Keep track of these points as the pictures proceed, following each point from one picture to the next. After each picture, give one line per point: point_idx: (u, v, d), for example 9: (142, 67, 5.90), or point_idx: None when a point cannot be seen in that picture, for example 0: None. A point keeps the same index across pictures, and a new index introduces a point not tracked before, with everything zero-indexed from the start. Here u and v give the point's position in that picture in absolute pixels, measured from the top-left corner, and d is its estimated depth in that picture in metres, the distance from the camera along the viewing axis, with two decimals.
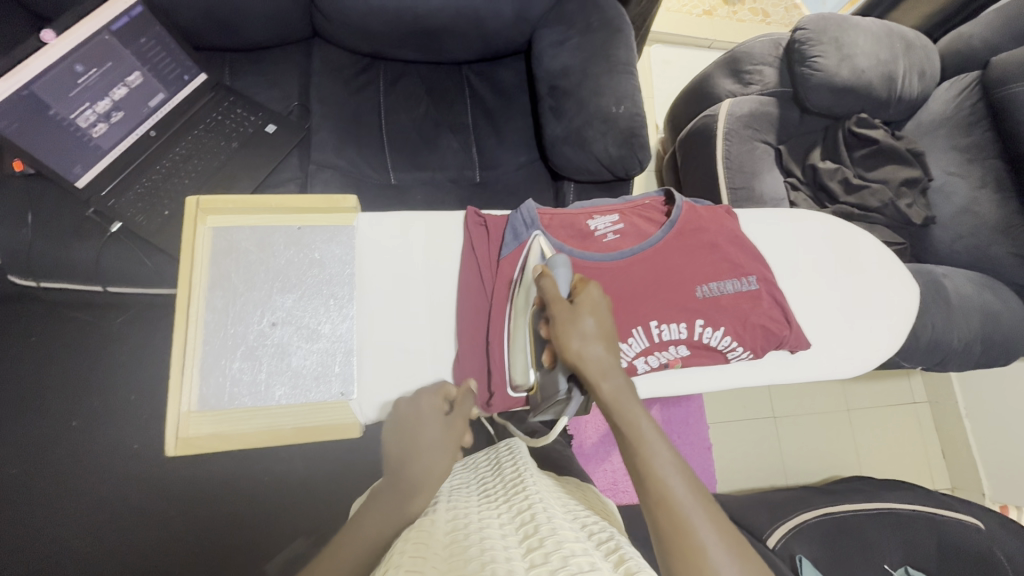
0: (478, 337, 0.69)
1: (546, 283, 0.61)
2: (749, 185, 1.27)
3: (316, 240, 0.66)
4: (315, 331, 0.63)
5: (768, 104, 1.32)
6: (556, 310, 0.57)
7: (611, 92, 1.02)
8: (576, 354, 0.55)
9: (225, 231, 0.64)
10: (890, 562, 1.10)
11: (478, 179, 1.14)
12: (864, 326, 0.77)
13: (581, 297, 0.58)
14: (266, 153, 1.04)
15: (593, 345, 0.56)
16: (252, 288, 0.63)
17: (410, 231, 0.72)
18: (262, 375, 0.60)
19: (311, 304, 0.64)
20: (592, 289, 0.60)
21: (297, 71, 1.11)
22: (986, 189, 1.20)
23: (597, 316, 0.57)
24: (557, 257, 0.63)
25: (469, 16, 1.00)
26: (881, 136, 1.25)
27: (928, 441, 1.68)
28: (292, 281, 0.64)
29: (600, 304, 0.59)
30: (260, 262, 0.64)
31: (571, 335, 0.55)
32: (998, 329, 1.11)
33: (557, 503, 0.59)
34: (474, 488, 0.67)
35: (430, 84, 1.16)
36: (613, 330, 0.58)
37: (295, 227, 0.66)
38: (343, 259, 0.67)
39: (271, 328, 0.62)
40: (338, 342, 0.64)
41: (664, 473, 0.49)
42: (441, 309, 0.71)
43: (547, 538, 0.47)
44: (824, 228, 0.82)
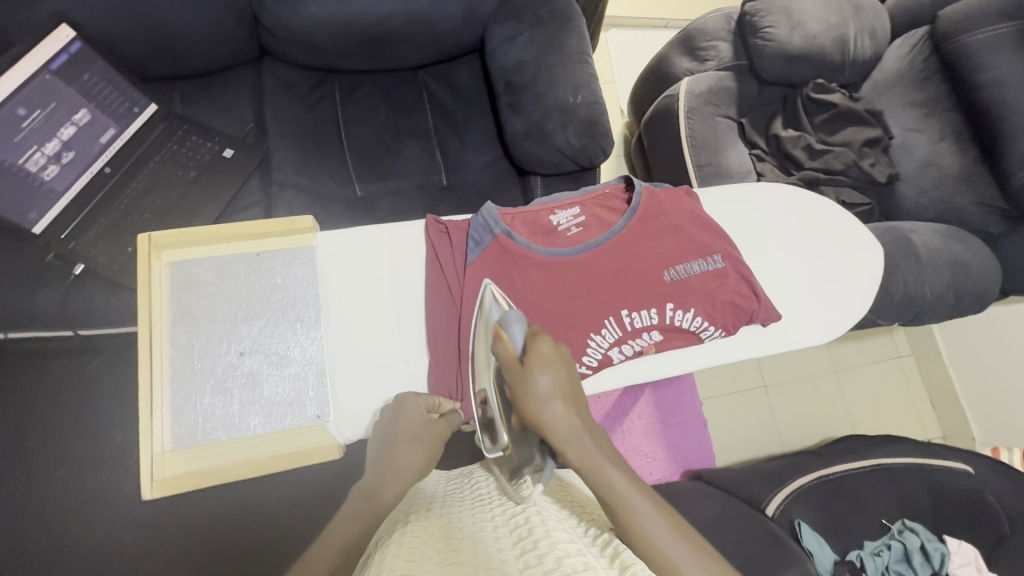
0: (449, 349, 0.67)
1: (501, 347, 0.57)
2: (715, 161, 1.27)
3: (277, 264, 0.65)
4: (284, 356, 0.63)
5: (725, 79, 1.33)
6: (511, 375, 0.54)
7: (567, 83, 1.03)
8: (536, 420, 0.53)
9: (183, 265, 0.63)
10: (888, 516, 1.14)
11: (445, 182, 1.13)
12: (834, 292, 0.78)
13: (532, 360, 0.53)
14: (225, 180, 1.02)
15: (553, 407, 0.53)
16: (216, 320, 0.62)
17: (370, 245, 0.71)
18: (235, 407, 0.60)
19: (277, 330, 0.63)
20: (544, 343, 0.55)
21: (250, 93, 1.10)
22: (946, 142, 1.23)
23: (549, 372, 0.53)
24: (510, 312, 0.59)
25: (418, 20, 1.00)
26: (838, 99, 1.26)
27: (915, 393, 1.71)
28: (257, 309, 0.63)
29: (553, 359, 0.55)
30: (222, 293, 0.63)
31: (528, 402, 0.53)
32: (969, 278, 1.13)
33: (554, 506, 0.59)
34: (469, 493, 0.67)
35: (387, 92, 1.15)
36: (574, 383, 0.55)
37: (255, 254, 0.65)
38: (306, 280, 0.66)
39: (240, 358, 0.61)
40: (309, 365, 0.63)
41: (647, 527, 0.52)
42: (410, 321, 0.70)
43: (541, 540, 0.47)
44: (790, 197, 0.83)
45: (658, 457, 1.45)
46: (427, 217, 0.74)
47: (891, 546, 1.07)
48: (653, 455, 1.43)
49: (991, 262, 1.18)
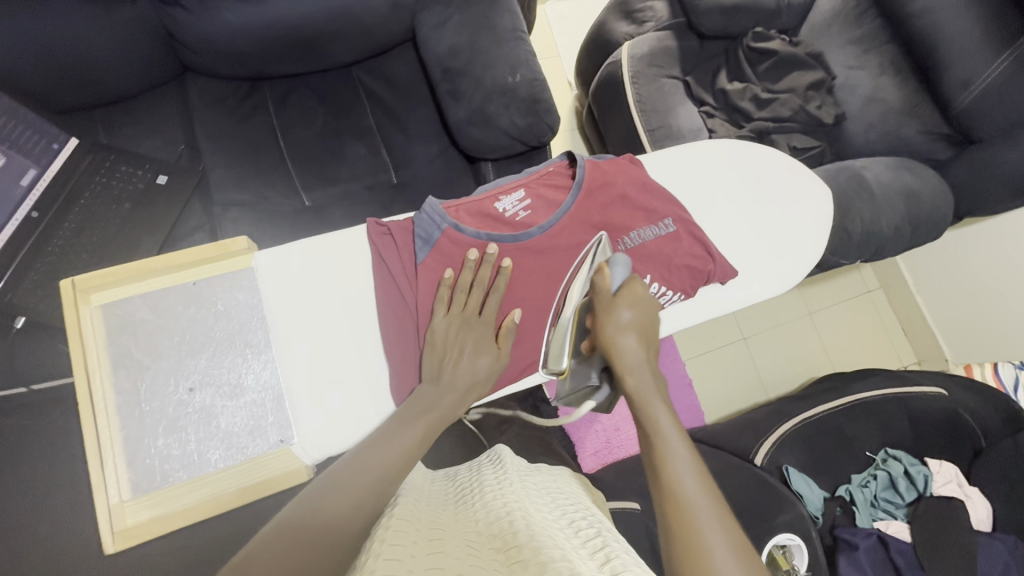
0: (407, 353, 0.65)
1: (599, 277, 0.64)
2: (666, 124, 1.27)
3: (216, 291, 0.62)
4: (237, 386, 0.61)
5: (666, 39, 1.31)
6: (601, 301, 0.62)
7: (504, 63, 1.00)
8: (609, 342, 0.60)
9: (115, 305, 0.60)
10: (871, 448, 1.17)
11: (395, 180, 1.11)
12: (789, 239, 0.79)
13: (625, 293, 0.62)
14: (163, 208, 0.96)
15: (628, 336, 0.60)
16: (158, 359, 0.59)
17: (312, 257, 0.67)
18: (192, 445, 0.58)
19: (225, 359, 0.61)
20: (640, 288, 0.64)
21: (176, 113, 1.04)
22: (886, 76, 1.24)
23: (634, 310, 0.61)
24: (615, 254, 0.65)
25: (342, 15, 0.96)
26: (777, 46, 1.26)
27: (888, 325, 1.76)
28: (201, 341, 0.61)
29: (642, 302, 0.63)
30: (161, 329, 0.60)
31: (608, 323, 0.61)
32: (922, 207, 1.15)
33: (539, 510, 0.60)
34: (451, 496, 0.66)
35: (323, 94, 1.11)
36: (652, 331, 0.62)
37: (190, 283, 0.62)
38: (249, 303, 0.63)
39: (190, 395, 0.59)
40: (265, 391, 0.61)
41: (679, 472, 0.50)
42: (363, 331, 0.66)
43: (526, 545, 0.46)
44: (739, 149, 0.82)
45: None
46: (368, 221, 0.70)
47: (877, 476, 1.11)
48: None
49: (942, 188, 1.20)
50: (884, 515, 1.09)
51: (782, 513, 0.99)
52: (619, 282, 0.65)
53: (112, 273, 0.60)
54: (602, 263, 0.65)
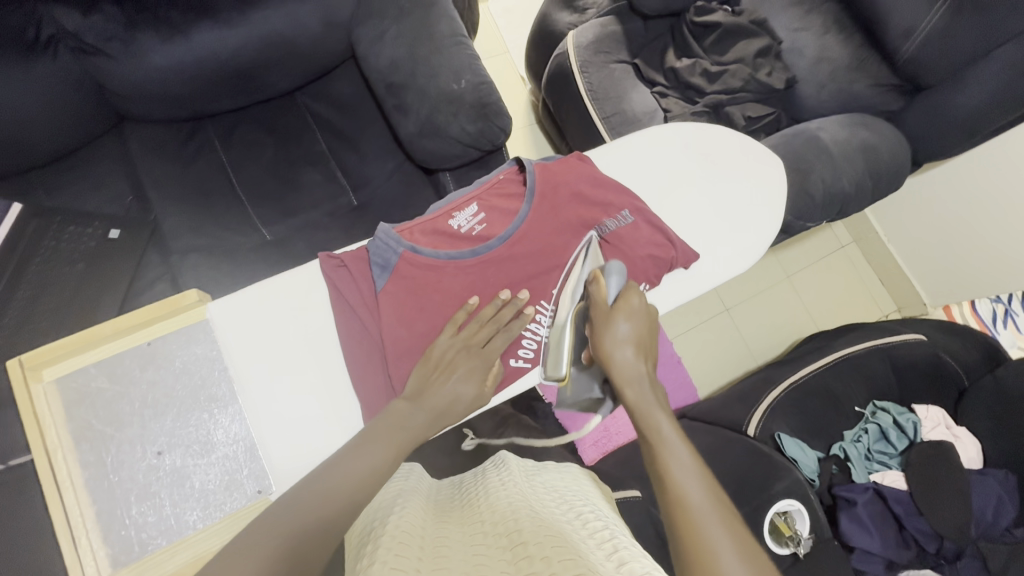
0: (377, 384, 0.64)
1: (595, 288, 0.65)
2: (620, 110, 1.26)
3: (172, 348, 0.61)
4: (207, 443, 0.60)
5: (610, 24, 1.30)
6: (599, 312, 0.64)
7: (447, 71, 0.98)
8: (608, 356, 0.62)
9: (68, 379, 0.58)
10: (858, 403, 1.19)
11: (355, 202, 1.09)
12: (746, 216, 0.79)
13: (621, 304, 0.63)
14: (118, 263, 0.95)
15: (626, 349, 0.62)
16: (121, 427, 0.58)
17: (267, 301, 0.66)
18: (168, 509, 0.57)
19: (190, 418, 0.60)
20: (635, 296, 0.65)
21: (120, 164, 1.02)
22: (831, 34, 1.25)
23: (632, 322, 0.63)
24: (611, 262, 0.66)
25: (277, 41, 0.96)
26: (720, 18, 1.26)
27: (865, 276, 1.79)
28: (163, 403, 0.60)
29: (639, 312, 0.64)
30: (119, 396, 0.59)
31: (606, 337, 0.62)
32: (881, 160, 1.16)
33: (544, 506, 0.60)
34: (455, 503, 0.67)
35: (269, 124, 1.09)
36: (648, 340, 0.64)
37: (145, 344, 0.60)
38: (208, 356, 0.62)
39: (159, 458, 0.58)
40: (237, 443, 0.61)
41: (679, 477, 0.53)
42: (331, 368, 0.65)
43: (530, 543, 0.46)
44: (687, 132, 0.81)
45: None
46: (320, 255, 0.69)
47: (868, 429, 1.13)
48: None
49: (897, 138, 1.20)
50: (880, 467, 1.10)
51: (780, 481, 1.00)
52: (615, 290, 0.66)
53: (60, 347, 0.59)
54: (597, 274, 0.66)
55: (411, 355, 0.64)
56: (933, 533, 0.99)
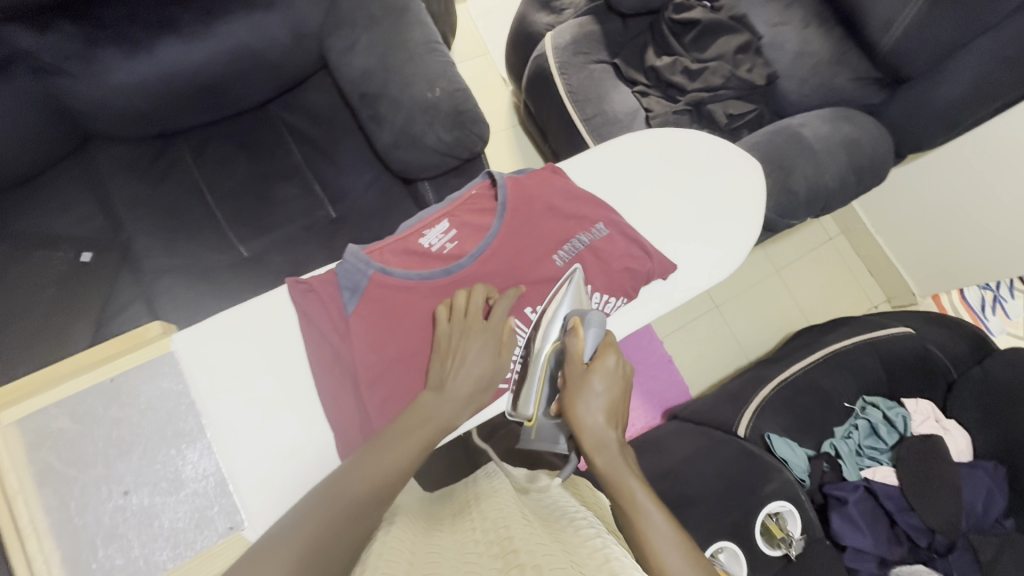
0: (351, 409, 0.63)
1: (573, 342, 0.64)
2: (601, 111, 1.25)
3: (137, 383, 0.59)
4: (176, 479, 0.58)
5: (588, 24, 1.29)
6: (572, 370, 0.64)
7: (421, 79, 0.97)
8: (580, 417, 0.62)
9: (27, 421, 0.56)
10: (849, 399, 1.18)
11: (334, 215, 1.07)
12: (723, 223, 0.78)
13: (597, 365, 0.63)
14: (91, 288, 0.92)
15: (597, 413, 0.62)
16: (85, 467, 0.56)
17: (236, 329, 0.64)
18: (135, 551, 0.55)
19: (158, 454, 0.58)
20: (611, 356, 0.65)
21: (89, 184, 1.00)
22: (811, 28, 1.23)
23: (605, 384, 0.63)
24: (589, 312, 0.65)
25: (246, 53, 0.95)
26: (699, 14, 1.24)
27: (854, 268, 1.79)
28: (129, 440, 0.57)
29: (614, 374, 0.64)
30: (82, 435, 0.56)
31: (579, 398, 0.62)
32: (864, 155, 1.15)
33: (538, 516, 0.59)
34: (449, 515, 0.65)
35: (243, 138, 1.07)
36: (620, 402, 0.64)
37: (106, 379, 0.58)
38: (175, 389, 0.60)
39: (126, 498, 0.56)
40: (207, 477, 0.59)
41: (661, 548, 0.53)
42: (303, 395, 0.64)
43: (521, 551, 0.45)
44: (664, 139, 0.80)
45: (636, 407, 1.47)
46: (289, 279, 0.67)
47: (858, 425, 1.13)
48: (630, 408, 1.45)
49: (880, 132, 1.19)
50: (871, 462, 1.11)
51: (770, 482, 1.00)
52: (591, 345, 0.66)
53: (22, 390, 0.57)
54: (578, 324, 0.65)
55: (384, 380, 0.63)
56: (924, 528, 0.99)
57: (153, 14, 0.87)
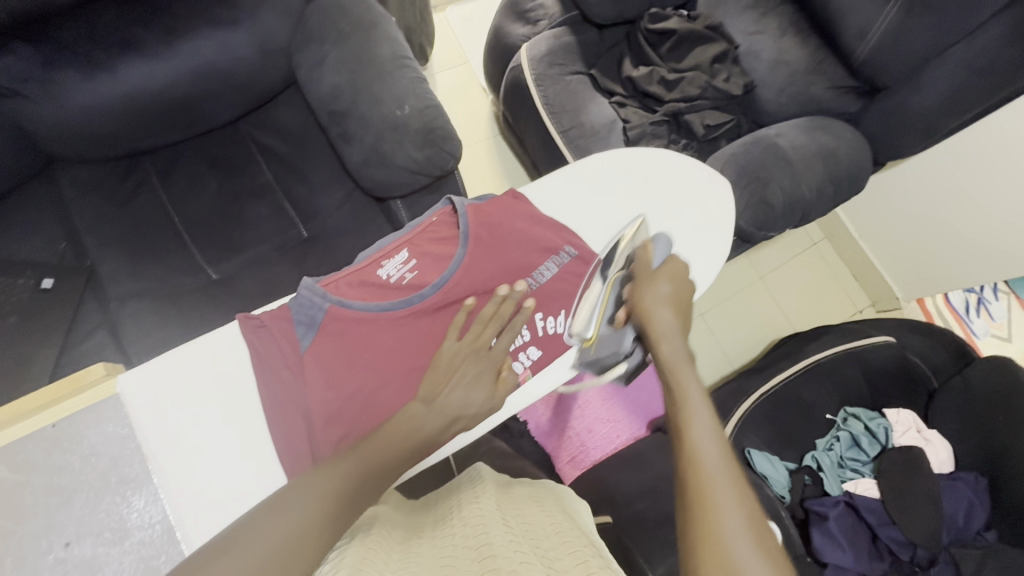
0: (305, 450, 0.61)
1: (643, 250, 0.70)
2: (578, 122, 1.23)
3: (81, 428, 0.56)
4: (121, 528, 0.54)
5: (563, 35, 1.28)
6: (642, 269, 0.67)
7: (390, 97, 0.95)
8: (646, 309, 0.63)
9: None
10: (830, 410, 1.18)
11: (305, 234, 1.05)
12: (694, 243, 0.78)
13: (663, 268, 0.66)
14: (52, 314, 0.90)
15: (664, 308, 0.63)
16: (24, 519, 0.53)
17: (186, 369, 0.64)
18: None
19: (103, 502, 0.54)
20: (679, 265, 0.68)
21: (53, 208, 0.98)
22: (786, 37, 1.23)
23: (673, 285, 0.65)
24: (658, 234, 0.73)
25: (212, 72, 0.94)
26: (675, 24, 1.23)
27: (839, 273, 1.78)
28: (71, 488, 0.54)
29: (680, 280, 0.66)
30: (21, 485, 0.53)
31: (646, 293, 0.64)
32: (841, 165, 1.14)
33: (520, 521, 0.58)
34: (430, 518, 0.65)
35: (211, 156, 1.05)
36: (686, 305, 0.65)
37: (49, 424, 0.55)
38: (123, 434, 0.58)
39: (68, 549, 0.53)
40: (154, 526, 0.56)
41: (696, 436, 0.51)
42: (256, 435, 0.63)
43: (498, 556, 0.45)
44: (628, 164, 0.81)
45: (621, 419, 1.32)
46: (240, 315, 0.66)
47: (840, 437, 1.12)
48: (615, 418, 1.31)
49: (857, 141, 1.18)
50: (852, 474, 1.09)
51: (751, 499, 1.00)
52: (659, 257, 0.71)
53: None
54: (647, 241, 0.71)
55: (342, 418, 0.61)
56: (906, 541, 0.98)
57: (113, 35, 0.86)
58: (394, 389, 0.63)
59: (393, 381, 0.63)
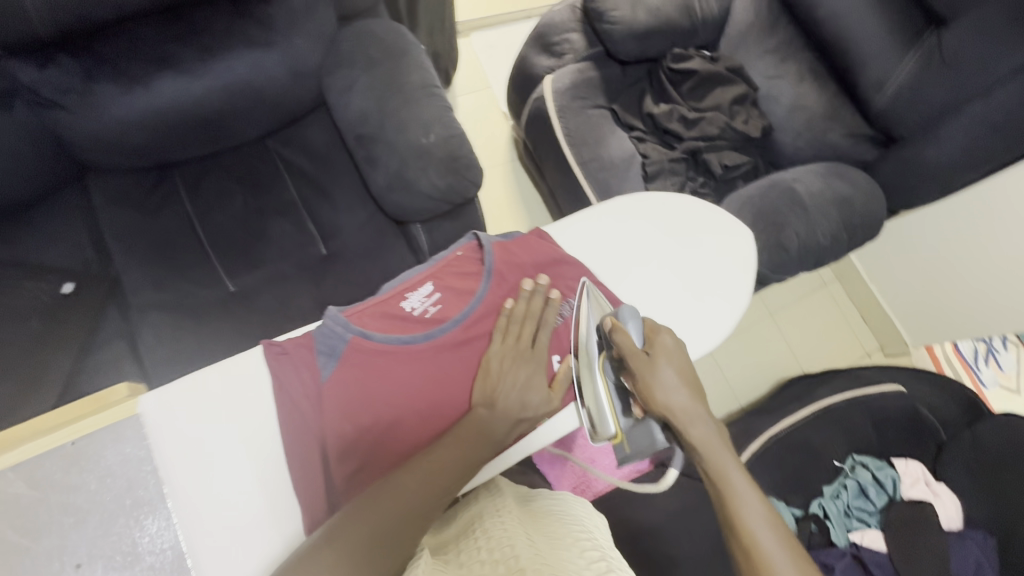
0: (319, 479, 0.62)
1: (621, 335, 0.67)
2: (598, 155, 1.25)
3: (101, 447, 0.56)
4: (132, 552, 0.54)
5: (587, 69, 1.30)
6: (634, 361, 0.65)
7: (416, 124, 0.97)
8: (663, 405, 0.63)
9: None
10: (838, 457, 1.16)
11: (325, 252, 1.07)
12: (710, 290, 0.82)
13: (657, 350, 0.65)
14: (74, 320, 0.91)
15: (677, 394, 0.63)
16: (39, 537, 0.53)
17: (207, 390, 0.64)
18: None
19: (114, 525, 0.54)
20: (665, 338, 0.66)
21: (81, 215, 1.00)
22: (806, 83, 1.24)
23: (673, 367, 0.64)
24: (622, 308, 0.69)
25: (244, 91, 0.96)
26: (697, 65, 1.25)
27: (849, 314, 1.77)
28: (87, 508, 0.54)
29: (675, 352, 0.66)
30: (41, 503, 0.53)
31: (654, 387, 0.63)
32: (855, 212, 1.15)
33: (540, 532, 0.58)
34: (449, 530, 0.65)
35: (237, 171, 1.07)
36: (693, 377, 0.65)
37: (69, 442, 0.55)
38: (142, 456, 0.57)
39: (77, 571, 0.52)
40: (164, 551, 0.55)
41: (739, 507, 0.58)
42: (269, 461, 0.63)
43: (528, 570, 0.45)
44: (649, 207, 0.84)
45: None
46: (264, 339, 0.68)
47: (847, 485, 1.11)
48: None
49: (873, 188, 1.20)
50: (859, 524, 1.08)
51: None
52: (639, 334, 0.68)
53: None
54: (616, 323, 0.68)
55: (360, 449, 0.63)
56: None
57: (153, 52, 0.88)
58: (413, 423, 0.65)
59: (411, 415, 0.65)
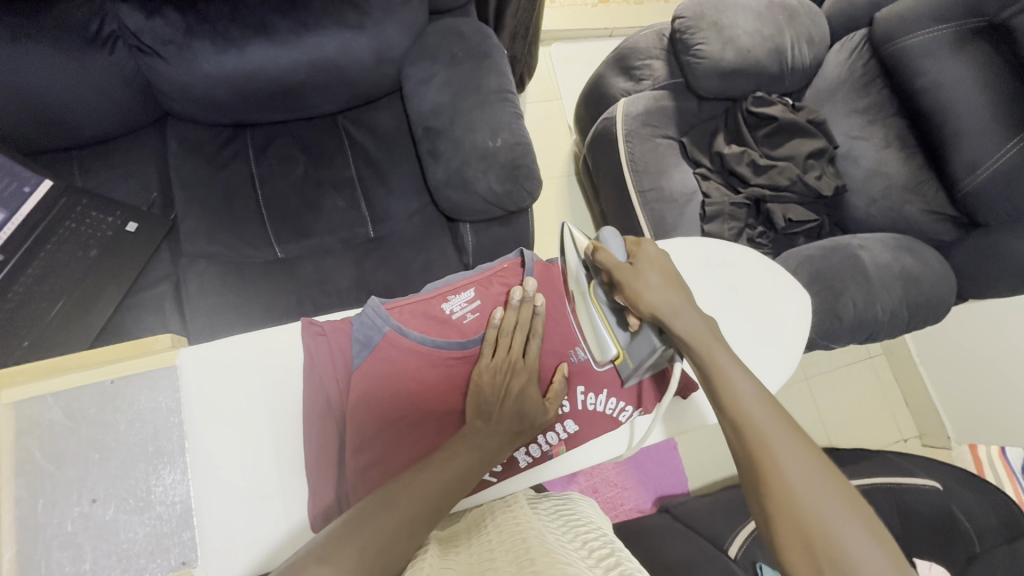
0: (332, 464, 0.63)
1: (603, 254, 0.67)
2: (657, 186, 1.23)
3: (135, 391, 0.62)
4: (145, 498, 0.59)
5: (662, 98, 1.28)
6: (619, 272, 0.65)
7: (485, 127, 0.97)
8: (649, 305, 0.62)
9: (30, 402, 0.58)
10: None
11: (372, 235, 1.08)
12: (760, 352, 0.78)
13: (639, 259, 0.65)
14: (130, 256, 0.94)
15: (659, 292, 0.63)
16: (66, 467, 0.58)
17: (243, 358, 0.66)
18: (87, 563, 0.56)
19: (133, 470, 0.59)
20: (644, 250, 0.67)
21: (155, 158, 1.04)
22: (892, 149, 1.18)
23: (655, 269, 0.64)
24: (603, 229, 0.69)
25: (329, 68, 0.98)
26: (779, 112, 1.21)
27: (891, 396, 1.67)
28: (112, 448, 0.60)
29: (656, 259, 0.66)
30: (73, 434, 0.59)
31: (636, 286, 0.63)
32: (921, 292, 1.08)
33: (549, 525, 0.59)
34: (463, 522, 0.67)
35: (306, 142, 1.09)
36: (676, 279, 0.65)
37: (108, 381, 0.61)
38: (168, 408, 0.62)
39: (93, 506, 0.57)
40: (172, 504, 0.60)
41: (787, 468, 0.49)
42: (285, 437, 0.65)
43: (538, 557, 0.46)
44: (708, 255, 0.83)
45: (630, 487, 1.33)
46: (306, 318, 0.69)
47: None
48: (624, 484, 1.33)
49: (943, 272, 1.12)
50: None
51: None
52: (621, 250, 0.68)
53: (27, 369, 0.60)
54: (597, 245, 0.68)
55: (372, 446, 0.64)
56: None
57: (251, 17, 0.90)
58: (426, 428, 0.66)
59: (428, 419, 0.66)
